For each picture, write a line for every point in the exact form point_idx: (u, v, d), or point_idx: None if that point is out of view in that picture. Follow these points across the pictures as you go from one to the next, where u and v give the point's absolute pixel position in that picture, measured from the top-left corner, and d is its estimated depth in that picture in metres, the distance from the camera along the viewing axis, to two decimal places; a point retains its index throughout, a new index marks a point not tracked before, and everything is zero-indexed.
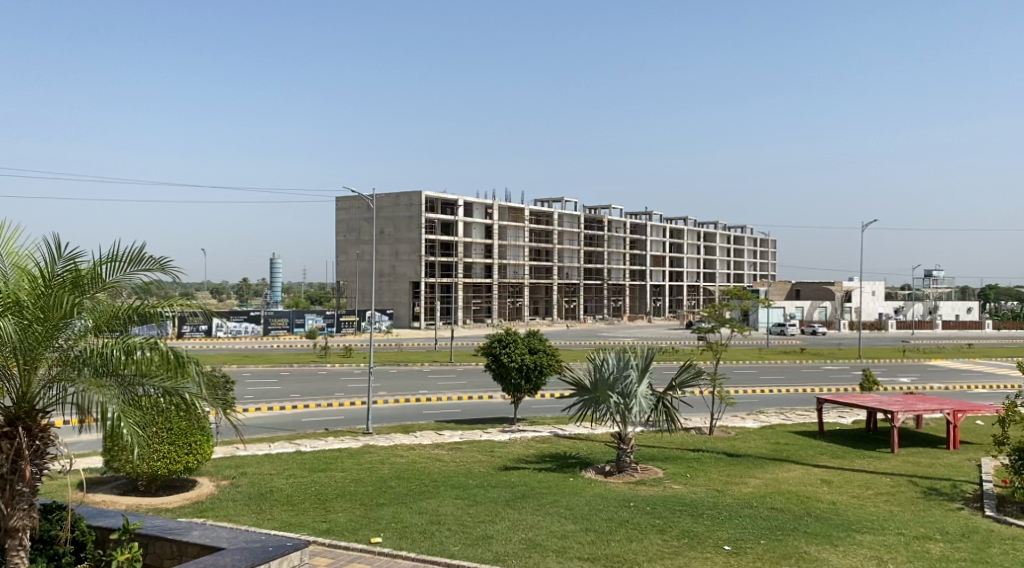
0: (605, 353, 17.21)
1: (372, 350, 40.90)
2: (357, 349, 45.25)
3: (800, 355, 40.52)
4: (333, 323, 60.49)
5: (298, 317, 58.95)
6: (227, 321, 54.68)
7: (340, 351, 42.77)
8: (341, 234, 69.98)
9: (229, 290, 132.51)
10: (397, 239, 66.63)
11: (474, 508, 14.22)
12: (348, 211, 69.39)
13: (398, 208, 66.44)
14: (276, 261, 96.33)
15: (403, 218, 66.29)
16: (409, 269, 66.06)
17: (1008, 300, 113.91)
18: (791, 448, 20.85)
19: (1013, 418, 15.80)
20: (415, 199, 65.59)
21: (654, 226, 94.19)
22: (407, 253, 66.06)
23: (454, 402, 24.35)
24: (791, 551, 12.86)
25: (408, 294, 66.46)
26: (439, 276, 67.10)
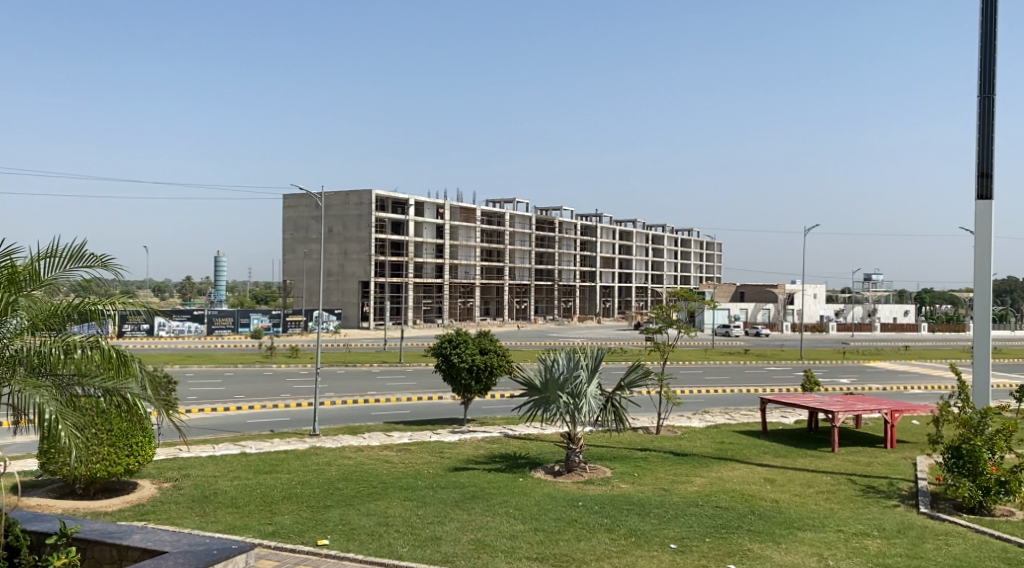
0: (556, 353, 17.46)
1: (321, 351, 40.70)
2: (306, 350, 44.92)
3: (746, 356, 41.25)
4: (279, 323, 59.94)
5: (243, 316, 58.27)
6: (169, 321, 54.01)
7: (287, 352, 42.45)
8: (289, 232, 69.39)
9: (172, 289, 130.58)
10: (346, 238, 66.26)
11: (423, 509, 14.35)
12: (296, 209, 68.88)
13: (348, 207, 66.17)
14: (221, 260, 95.13)
15: (352, 217, 66.01)
16: (358, 269, 65.78)
17: (943, 303, 116.99)
18: (735, 447, 21.29)
19: (947, 418, 16.36)
20: (365, 198, 65.47)
21: (604, 228, 94.99)
22: (356, 253, 65.80)
23: (403, 403, 24.40)
24: (735, 549, 13.19)
25: (357, 294, 66.19)
26: (388, 277, 67.01)
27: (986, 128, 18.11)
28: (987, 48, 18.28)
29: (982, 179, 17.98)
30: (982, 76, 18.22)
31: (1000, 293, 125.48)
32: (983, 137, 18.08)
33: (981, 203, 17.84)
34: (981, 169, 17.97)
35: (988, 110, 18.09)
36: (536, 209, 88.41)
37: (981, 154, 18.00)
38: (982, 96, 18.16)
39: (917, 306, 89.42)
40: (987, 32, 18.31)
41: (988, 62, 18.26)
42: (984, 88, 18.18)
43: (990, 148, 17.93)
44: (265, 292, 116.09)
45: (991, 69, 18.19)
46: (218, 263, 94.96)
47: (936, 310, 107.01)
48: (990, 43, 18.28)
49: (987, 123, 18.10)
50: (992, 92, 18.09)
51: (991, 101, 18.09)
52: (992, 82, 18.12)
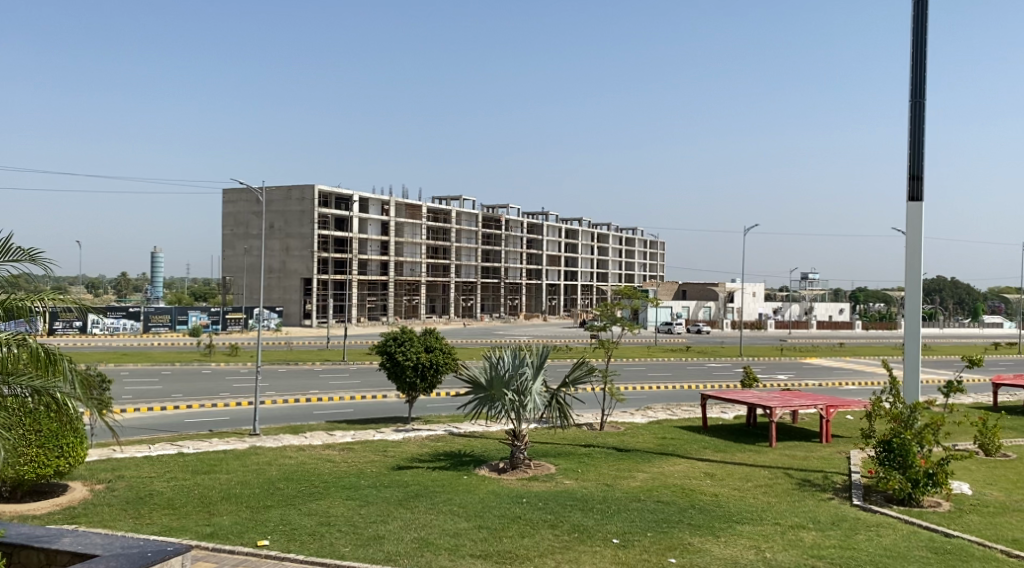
0: (501, 351, 17.62)
1: (261, 350, 40.32)
2: (245, 349, 44.40)
3: (687, 353, 41.80)
4: (218, 320, 59.22)
5: (181, 313, 57.51)
6: (103, 318, 53.20)
7: (225, 350, 41.94)
8: (228, 227, 68.59)
9: (106, 286, 128.07)
10: (287, 233, 65.75)
11: (365, 508, 14.42)
12: (236, 204, 68.15)
13: (290, 203, 65.64)
14: (157, 256, 93.59)
15: (295, 213, 65.52)
16: (300, 265, 65.34)
17: (876, 302, 119.72)
18: (676, 443, 21.64)
19: (879, 413, 16.80)
20: (308, 194, 65.06)
21: (550, 226, 95.47)
22: (298, 249, 65.34)
23: (346, 402, 24.36)
24: (676, 543, 13.47)
25: (300, 291, 65.71)
26: (331, 273, 66.64)
27: (917, 133, 18.66)
28: (918, 56, 18.86)
29: (913, 182, 18.54)
30: (914, 82, 18.78)
31: (930, 292, 128.86)
32: (915, 141, 18.64)
33: (912, 205, 18.40)
34: (912, 172, 18.53)
35: (919, 115, 18.67)
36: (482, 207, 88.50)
37: (912, 157, 18.55)
38: (914, 101, 18.72)
39: (851, 304, 91.53)
40: (918, 38, 18.88)
41: (919, 68, 18.84)
42: (915, 93, 18.75)
43: (921, 152, 18.50)
44: (203, 290, 114.54)
45: (922, 75, 18.76)
46: (155, 260, 93.40)
47: (870, 309, 109.53)
48: (921, 50, 18.88)
49: (918, 127, 18.67)
50: (922, 98, 18.67)
51: (922, 106, 18.66)
52: (922, 88, 18.70)
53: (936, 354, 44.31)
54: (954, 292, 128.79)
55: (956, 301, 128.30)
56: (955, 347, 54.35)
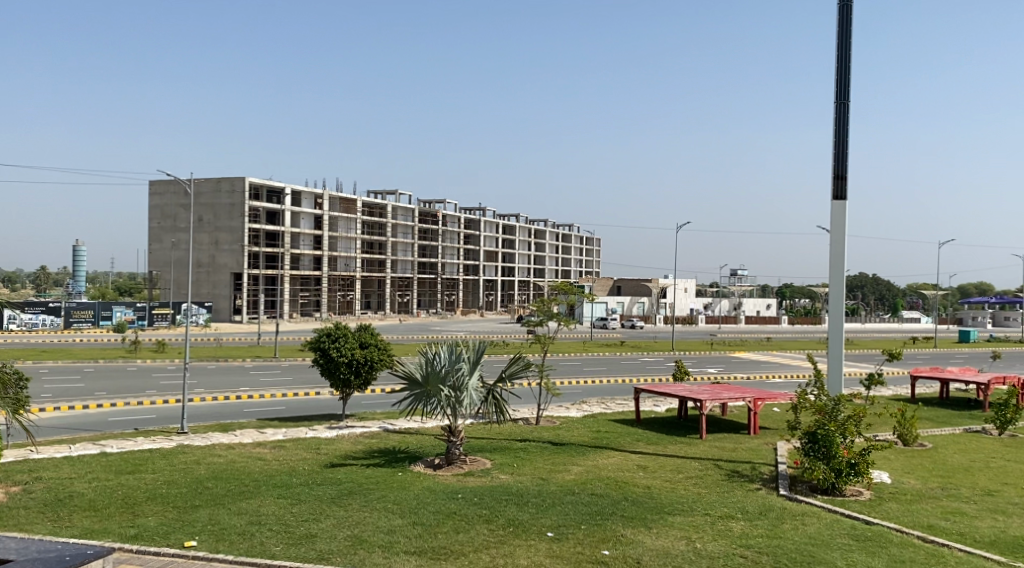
0: (437, 347, 17.64)
1: (189, 346, 39.68)
2: (172, 344, 43.60)
3: (620, 347, 42.29)
4: (144, 316, 58.12)
5: (105, 309, 56.30)
6: (21, 314, 51.85)
7: (151, 346, 41.18)
8: (154, 220, 67.32)
9: (24, 280, 124.44)
10: (217, 227, 64.87)
11: (297, 507, 14.36)
12: (162, 195, 66.93)
13: (219, 195, 64.78)
14: (80, 249, 91.30)
15: (224, 205, 64.71)
16: (230, 260, 64.53)
17: (802, 298, 122.37)
18: (610, 436, 21.94)
19: (804, 405, 17.18)
20: (238, 186, 64.32)
21: (487, 222, 95.69)
22: (228, 243, 64.54)
23: (277, 399, 24.16)
24: (610, 535, 13.67)
25: (229, 286, 64.83)
26: (262, 268, 65.82)
27: (841, 134, 19.15)
28: (843, 58, 19.33)
29: (837, 181, 19.03)
30: (839, 85, 19.25)
31: (853, 288, 132.20)
32: (839, 142, 19.13)
33: (836, 204, 18.88)
34: (836, 171, 19.01)
35: (843, 116, 19.16)
36: (419, 202, 88.34)
37: (837, 157, 19.03)
38: (838, 102, 19.20)
39: (779, 300, 93.51)
40: (842, 41, 19.36)
41: (843, 71, 19.32)
42: (840, 95, 19.23)
43: (845, 152, 18.99)
44: (128, 284, 112.14)
45: (846, 77, 19.25)
46: (77, 253, 91.11)
47: (797, 305, 112.02)
48: (845, 53, 19.37)
49: (842, 128, 19.16)
50: (846, 99, 19.16)
51: (846, 108, 19.15)
52: (846, 90, 19.18)
53: (858, 348, 45.59)
54: (875, 288, 132.33)
55: (877, 297, 131.99)
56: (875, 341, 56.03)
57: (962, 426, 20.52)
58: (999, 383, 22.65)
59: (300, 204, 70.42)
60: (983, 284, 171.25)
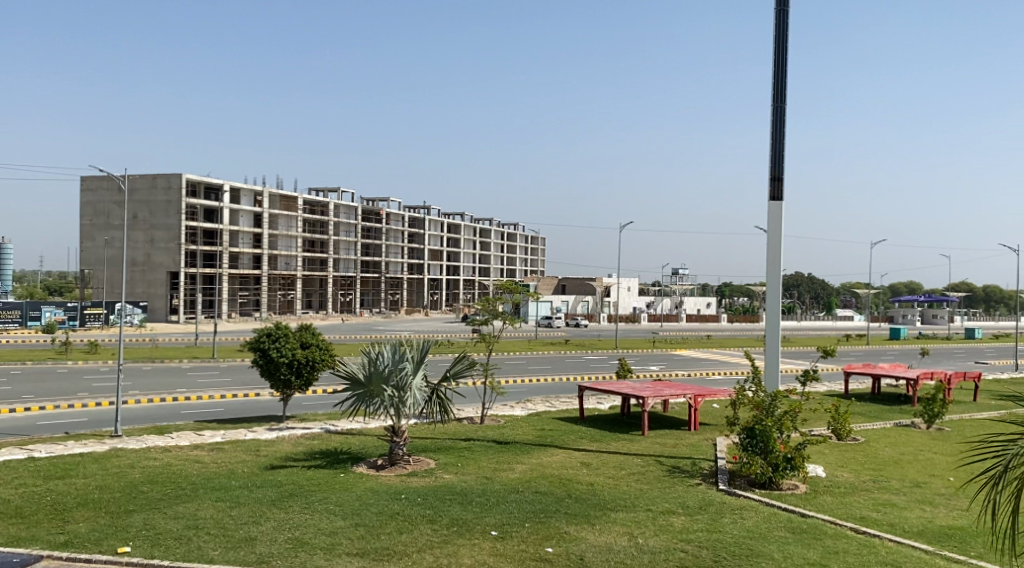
0: (380, 346, 17.55)
1: (123, 347, 38.90)
2: (105, 345, 42.66)
3: (564, 346, 42.58)
4: (75, 316, 56.82)
5: (33, 309, 54.94)
6: None
7: (83, 348, 40.30)
8: (87, 217, 65.92)
9: None
10: (152, 224, 63.81)
11: (236, 509, 14.20)
12: (95, 192, 65.55)
13: (155, 192, 63.77)
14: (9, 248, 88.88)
15: (160, 202, 63.74)
16: (166, 258, 63.52)
17: (741, 296, 124.22)
18: (554, 434, 22.06)
19: (743, 401, 17.44)
20: (175, 182, 63.46)
21: (432, 221, 95.54)
22: (164, 241, 63.52)
23: (215, 401, 23.83)
24: (553, 532, 13.74)
25: (166, 285, 63.81)
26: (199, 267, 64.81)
27: (778, 136, 19.47)
28: (780, 61, 19.67)
29: (775, 182, 19.34)
30: (775, 88, 19.57)
31: (788, 287, 134.48)
32: (776, 143, 19.45)
33: (773, 205, 19.20)
34: (774, 173, 19.32)
35: (780, 119, 19.49)
36: (362, 200, 87.78)
37: (774, 159, 19.36)
38: (775, 105, 19.52)
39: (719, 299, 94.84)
40: (780, 44, 19.71)
41: (780, 75, 19.65)
42: (777, 97, 19.55)
43: (782, 154, 19.31)
44: (60, 284, 109.42)
45: (783, 80, 19.58)
46: (3, 252, 88.33)
47: (735, 303, 113.73)
48: (782, 56, 19.71)
49: (779, 130, 19.49)
50: (783, 102, 19.49)
51: (783, 110, 19.48)
52: (783, 93, 19.51)
53: (793, 345, 46.44)
54: (811, 286, 134.97)
55: (812, 296, 134.57)
56: (811, 338, 57.12)
57: (893, 420, 21.02)
58: (927, 378, 23.24)
59: (239, 201, 69.52)
60: (913, 282, 175.66)
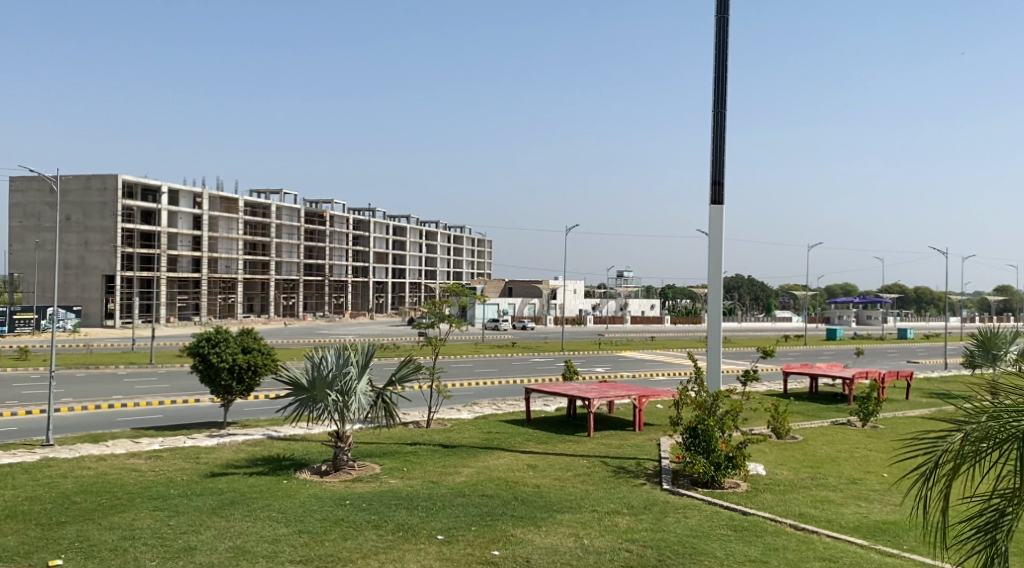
0: (324, 350, 17.35)
1: (56, 353, 37.98)
2: (37, 352, 41.60)
3: (511, 348, 42.55)
4: (4, 322, 55.33)
5: None
6: None
7: (14, 354, 39.26)
8: (17, 220, 64.31)
9: None
10: (86, 227, 62.56)
11: (175, 518, 13.93)
12: (26, 193, 64.03)
13: (89, 193, 62.60)
14: None
15: (95, 204, 62.58)
16: (101, 261, 62.28)
17: (685, 298, 125.54)
18: (500, 436, 22.04)
19: (685, 401, 17.59)
20: (110, 183, 62.31)
21: (377, 223, 95.04)
22: (99, 244, 62.36)
23: (153, 407, 23.39)
24: (499, 535, 13.71)
25: (100, 289, 62.48)
26: (136, 270, 63.62)
27: (718, 140, 19.69)
28: (720, 67, 19.89)
29: (715, 186, 19.56)
30: (716, 94, 19.79)
31: (729, 289, 136.27)
32: (717, 148, 19.66)
33: (714, 208, 19.41)
34: (715, 177, 19.53)
35: (720, 123, 19.71)
36: (306, 202, 86.89)
37: (714, 163, 19.57)
38: (715, 110, 19.73)
39: (662, 301, 95.79)
40: (719, 51, 19.93)
41: (720, 80, 19.87)
42: (717, 102, 19.78)
43: (722, 158, 19.52)
44: None
45: (723, 85, 19.81)
46: None
47: (678, 305, 114.97)
48: (722, 62, 19.93)
49: (720, 135, 19.72)
50: (723, 108, 19.72)
51: (723, 115, 19.70)
52: (723, 98, 19.73)
53: (735, 346, 47.06)
54: (751, 288, 137.08)
55: (752, 297, 136.68)
56: (752, 339, 57.97)
57: (830, 418, 21.38)
58: (862, 377, 23.67)
59: (178, 203, 68.55)
60: (849, 284, 179.41)
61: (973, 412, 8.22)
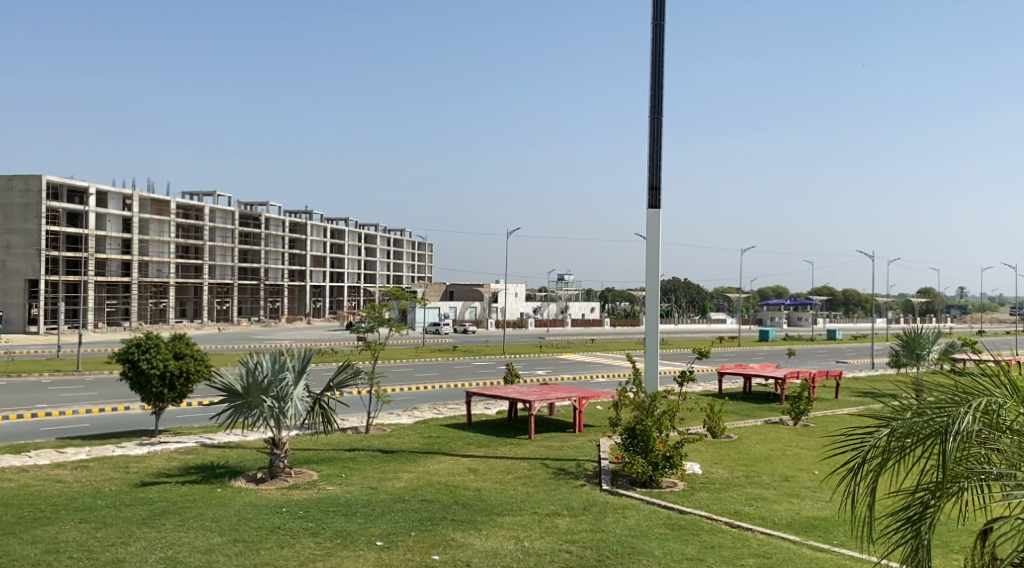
0: (259, 356, 16.99)
1: None
2: None
3: (451, 352, 42.35)
4: None
5: None
6: None
7: None
8: None
9: None
10: (9, 229, 60.89)
11: (103, 530, 13.51)
12: None
13: (12, 194, 60.94)
14: None
15: (18, 206, 60.93)
16: (23, 265, 60.64)
17: (623, 301, 126.62)
18: (441, 441, 21.86)
19: (624, 402, 17.65)
20: (33, 184, 60.67)
21: (314, 226, 94.13)
22: (21, 247, 60.72)
23: (81, 416, 22.75)
24: (439, 540, 13.56)
25: (23, 294, 60.77)
26: (61, 275, 62.02)
27: (655, 145, 19.81)
28: (656, 73, 20.01)
29: (652, 191, 19.66)
30: (652, 99, 19.90)
31: (666, 292, 137.79)
32: (654, 153, 19.77)
33: (652, 212, 19.50)
34: (651, 182, 19.64)
35: (657, 128, 19.82)
36: (240, 205, 85.73)
37: (652, 167, 19.68)
38: (652, 116, 19.84)
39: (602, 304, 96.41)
40: (656, 57, 20.06)
41: (657, 86, 19.99)
42: (654, 108, 19.89)
43: (659, 163, 19.64)
44: None
45: (660, 91, 19.94)
46: None
47: (617, 308, 116.01)
48: (658, 69, 20.06)
49: (656, 140, 19.83)
50: (660, 113, 19.84)
51: (660, 120, 19.81)
52: (659, 105, 19.86)
53: (672, 348, 47.55)
54: (686, 291, 138.76)
55: (688, 300, 138.38)
56: (689, 340, 58.54)
57: (763, 418, 21.61)
58: (794, 377, 24.02)
59: (107, 205, 67.22)
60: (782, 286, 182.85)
61: (898, 409, 8.37)
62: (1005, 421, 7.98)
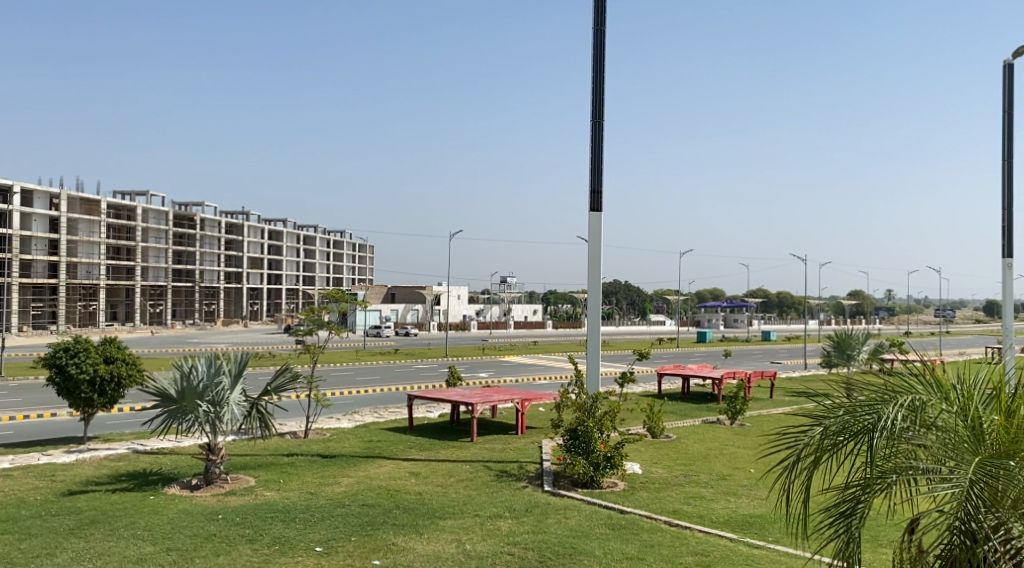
0: (194, 359, 16.51)
1: None
2: None
3: (392, 355, 41.98)
4: None
5: None
6: None
7: None
8: None
9: None
10: None
11: (28, 542, 13.03)
12: None
13: None
14: None
15: None
16: None
17: (565, 304, 127.08)
18: (381, 444, 21.60)
19: (566, 403, 17.60)
20: None
21: (252, 227, 92.87)
22: None
23: (7, 423, 22.03)
24: (379, 544, 13.33)
25: None
26: None
27: (596, 148, 19.82)
28: (597, 77, 20.03)
29: (593, 195, 19.66)
30: (593, 103, 19.89)
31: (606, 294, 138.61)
32: (594, 158, 19.78)
33: (593, 215, 19.48)
34: (592, 187, 19.64)
35: (598, 132, 19.83)
36: (174, 205, 84.29)
37: (592, 171, 19.69)
38: (593, 121, 19.84)
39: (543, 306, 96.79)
40: (596, 62, 20.08)
41: (598, 90, 20.00)
42: (595, 113, 19.89)
43: (600, 168, 19.65)
44: None
45: (601, 96, 19.95)
46: None
47: (559, 310, 116.41)
48: (599, 74, 20.07)
49: (597, 144, 19.83)
50: (601, 118, 19.86)
51: (600, 125, 19.83)
52: (600, 109, 19.88)
53: (612, 349, 47.74)
54: (627, 293, 139.74)
55: (629, 302, 139.38)
56: (628, 342, 58.92)
57: (701, 418, 21.73)
58: (731, 377, 24.24)
59: (32, 204, 65.53)
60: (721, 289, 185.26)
61: (830, 407, 8.45)
62: (929, 418, 8.03)
